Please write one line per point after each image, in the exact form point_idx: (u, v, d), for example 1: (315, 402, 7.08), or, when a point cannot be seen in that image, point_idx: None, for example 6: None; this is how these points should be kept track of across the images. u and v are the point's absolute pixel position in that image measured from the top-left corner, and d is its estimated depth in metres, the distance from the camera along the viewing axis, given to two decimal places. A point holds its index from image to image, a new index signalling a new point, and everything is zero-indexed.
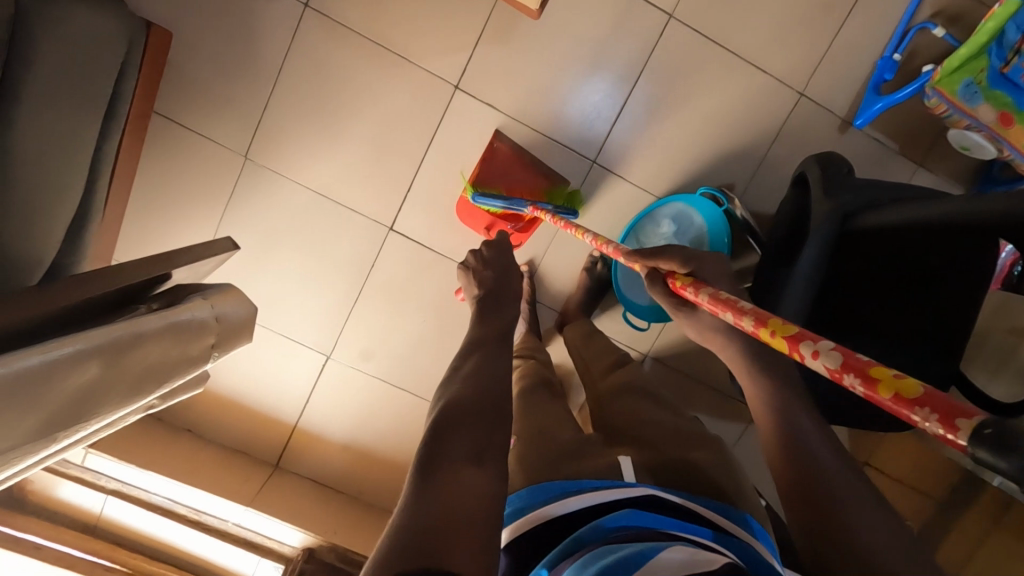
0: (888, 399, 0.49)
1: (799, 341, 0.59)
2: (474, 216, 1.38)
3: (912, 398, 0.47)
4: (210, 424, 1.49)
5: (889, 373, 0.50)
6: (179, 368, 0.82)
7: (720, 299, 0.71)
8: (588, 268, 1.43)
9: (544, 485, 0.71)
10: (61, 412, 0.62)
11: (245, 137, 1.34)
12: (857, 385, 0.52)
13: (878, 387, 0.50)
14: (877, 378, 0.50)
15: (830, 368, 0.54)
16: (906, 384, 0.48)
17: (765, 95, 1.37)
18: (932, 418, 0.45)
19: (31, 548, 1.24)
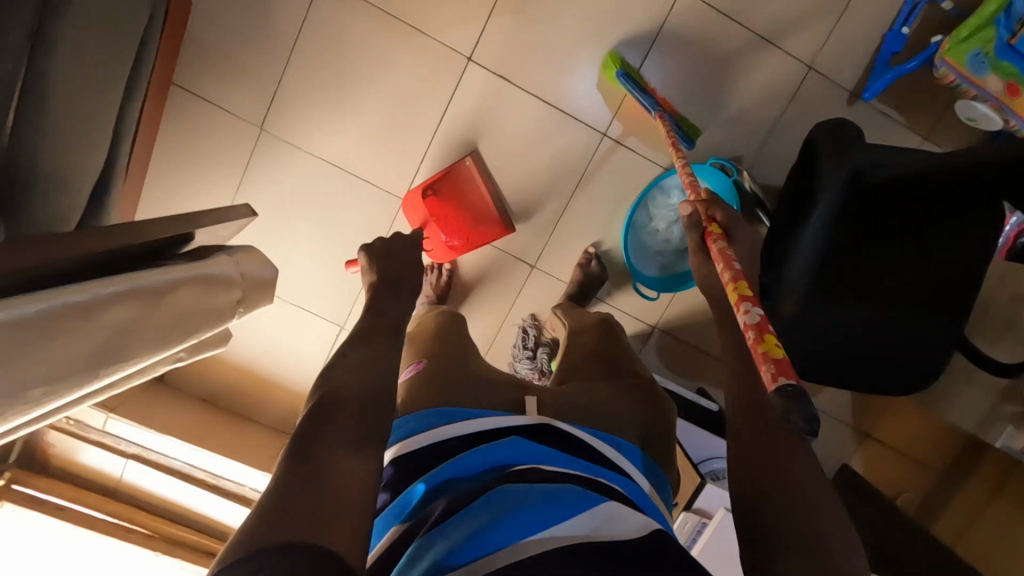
0: (759, 351, 0.63)
1: (742, 300, 0.72)
2: (416, 211, 1.39)
3: (773, 356, 0.62)
4: (228, 394, 1.52)
5: (773, 340, 0.64)
6: (208, 320, 0.85)
7: (721, 252, 0.82)
8: (583, 264, 1.45)
9: (442, 412, 0.77)
10: (102, 349, 0.64)
11: (261, 108, 1.35)
12: (751, 338, 0.66)
13: (761, 342, 0.64)
14: (763, 338, 0.65)
15: (746, 323, 0.68)
16: (776, 348, 0.63)
17: (774, 67, 1.39)
18: (768, 371, 0.61)
19: (55, 509, 1.27)
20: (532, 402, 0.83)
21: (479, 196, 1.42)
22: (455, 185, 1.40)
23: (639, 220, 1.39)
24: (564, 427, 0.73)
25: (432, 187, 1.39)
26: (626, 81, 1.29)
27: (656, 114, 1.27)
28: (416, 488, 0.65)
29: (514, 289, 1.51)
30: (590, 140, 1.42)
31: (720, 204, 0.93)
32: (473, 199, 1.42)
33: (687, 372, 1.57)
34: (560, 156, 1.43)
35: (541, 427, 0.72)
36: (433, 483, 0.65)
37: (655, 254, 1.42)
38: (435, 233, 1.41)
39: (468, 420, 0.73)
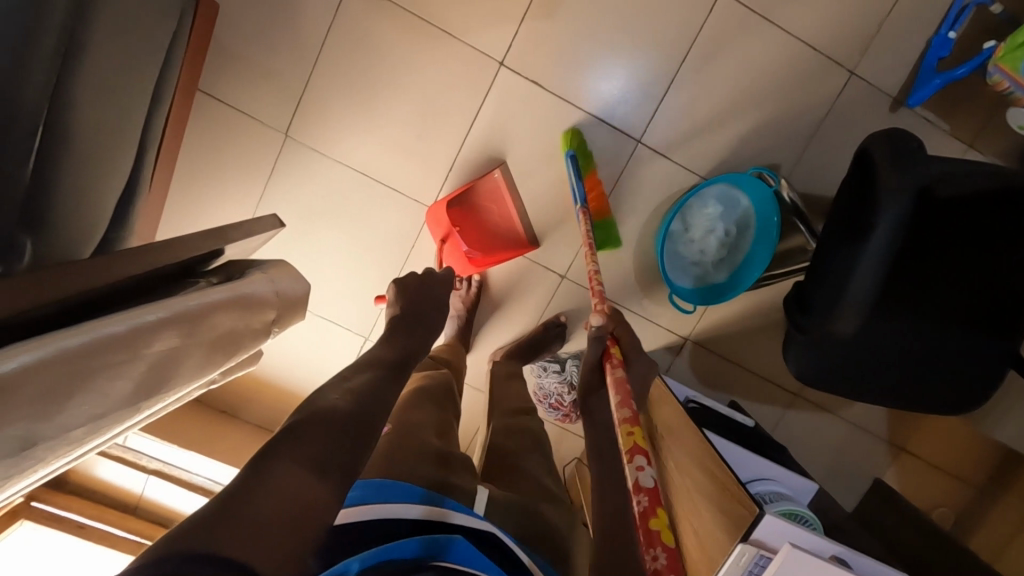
0: (652, 527, 0.70)
1: (636, 453, 0.77)
2: (439, 224, 1.35)
3: (663, 542, 0.68)
4: (249, 407, 1.49)
5: (664, 519, 0.71)
6: (244, 341, 0.81)
7: (621, 383, 0.87)
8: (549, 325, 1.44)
9: (389, 483, 0.75)
10: (144, 381, 0.61)
11: (285, 114, 1.31)
12: (642, 506, 0.72)
13: (653, 517, 0.71)
14: (656, 512, 0.71)
15: (639, 485, 0.74)
16: (666, 532, 0.70)
17: (814, 72, 1.34)
18: (659, 555, 0.67)
19: (75, 527, 1.23)
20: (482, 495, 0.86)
21: (504, 212, 1.40)
22: (479, 200, 1.38)
23: (676, 229, 1.37)
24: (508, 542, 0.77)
25: (457, 199, 1.36)
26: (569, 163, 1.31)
27: (579, 208, 1.26)
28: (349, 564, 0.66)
29: (541, 303, 1.48)
30: (622, 148, 1.38)
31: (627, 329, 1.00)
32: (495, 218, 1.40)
33: (718, 384, 1.53)
34: (591, 164, 1.39)
35: (487, 535, 0.75)
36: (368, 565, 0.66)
37: (689, 265, 1.39)
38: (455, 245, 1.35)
39: (418, 504, 0.74)
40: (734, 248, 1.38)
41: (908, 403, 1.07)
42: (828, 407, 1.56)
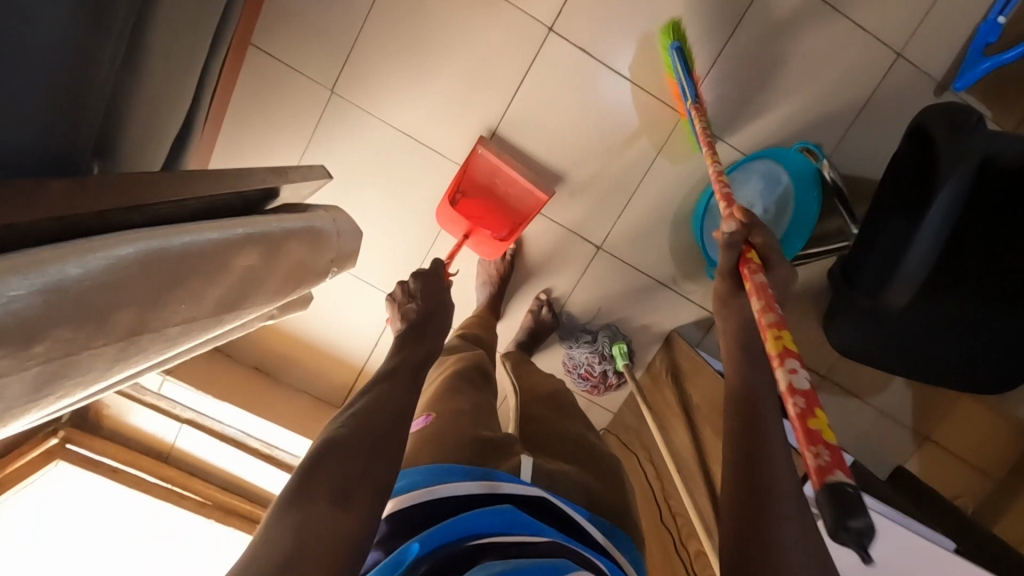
0: (810, 430, 0.60)
1: (783, 355, 0.69)
2: (455, 222, 1.39)
3: (826, 441, 0.58)
4: (279, 364, 1.50)
5: (823, 425, 0.60)
6: (309, 276, 0.82)
7: (760, 286, 0.79)
8: (533, 312, 1.47)
9: (439, 469, 0.77)
10: (230, 294, 0.62)
11: (333, 69, 1.31)
12: (796, 406, 0.63)
13: (809, 420, 0.61)
14: (812, 417, 0.61)
15: (791, 386, 0.65)
16: (828, 431, 0.60)
17: (861, 52, 1.34)
18: (821, 457, 0.56)
19: (109, 471, 1.24)
20: (526, 460, 0.87)
21: (509, 180, 1.38)
22: (480, 180, 1.39)
23: (717, 203, 1.37)
24: (560, 504, 0.78)
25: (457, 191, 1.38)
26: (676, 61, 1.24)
27: (691, 105, 1.24)
28: (410, 546, 0.68)
29: (576, 272, 1.48)
30: (665, 121, 1.38)
31: (762, 228, 0.88)
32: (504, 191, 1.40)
33: None
34: (634, 136, 1.39)
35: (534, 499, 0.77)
36: (428, 545, 0.68)
37: None
38: (480, 232, 1.39)
39: (467, 479, 0.75)
40: (772, 227, 1.37)
41: (950, 369, 1.10)
42: (854, 391, 1.57)
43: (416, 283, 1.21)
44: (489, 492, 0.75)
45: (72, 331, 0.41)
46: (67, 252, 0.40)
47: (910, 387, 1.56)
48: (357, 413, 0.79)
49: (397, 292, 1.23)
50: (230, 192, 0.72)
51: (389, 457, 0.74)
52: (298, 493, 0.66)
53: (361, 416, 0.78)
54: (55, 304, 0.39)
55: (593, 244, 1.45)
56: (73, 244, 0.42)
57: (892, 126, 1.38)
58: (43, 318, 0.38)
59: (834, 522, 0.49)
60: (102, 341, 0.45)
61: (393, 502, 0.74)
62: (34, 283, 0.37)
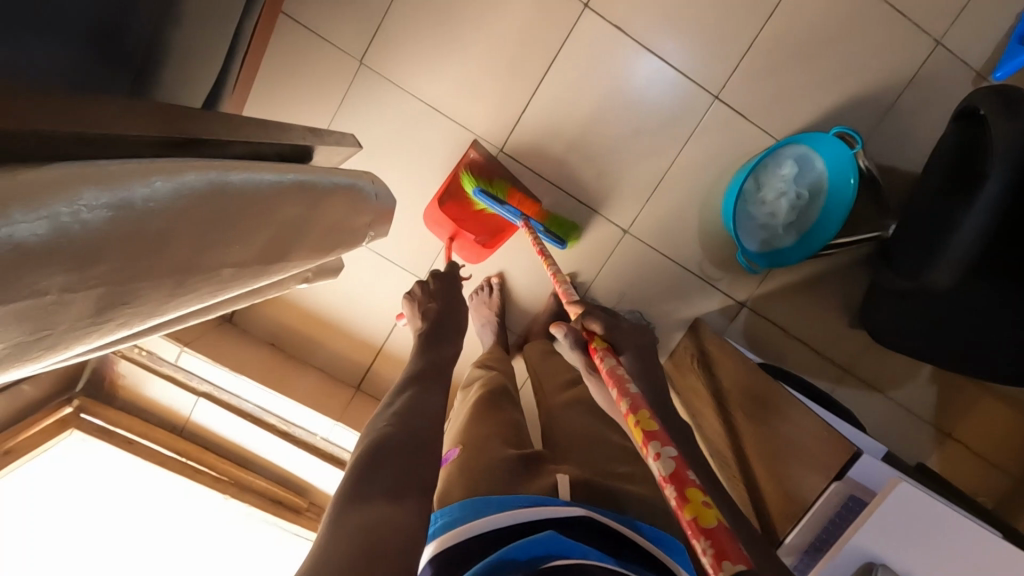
0: (687, 519, 0.55)
1: (649, 439, 0.66)
2: (441, 225, 1.37)
3: (705, 528, 0.54)
4: (297, 341, 1.47)
5: (699, 499, 0.57)
6: (346, 237, 0.79)
7: (615, 375, 0.80)
8: (556, 293, 1.44)
9: (475, 502, 0.76)
10: (275, 243, 0.59)
11: (363, 40, 1.28)
12: (674, 497, 0.59)
13: (686, 506, 0.57)
14: (689, 498, 0.57)
15: (661, 473, 0.62)
16: (706, 515, 0.55)
17: (900, 39, 1.31)
18: (707, 550, 0.52)
19: (124, 442, 1.21)
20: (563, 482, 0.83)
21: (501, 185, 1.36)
22: (473, 183, 1.36)
23: (747, 189, 1.35)
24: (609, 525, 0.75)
25: (447, 191, 1.34)
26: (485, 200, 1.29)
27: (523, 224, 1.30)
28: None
29: (600, 257, 1.45)
30: (698, 103, 1.35)
31: (595, 315, 0.95)
32: None
33: (771, 355, 1.49)
34: (664, 119, 1.36)
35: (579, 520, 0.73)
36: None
37: (758, 227, 1.38)
38: (465, 236, 1.38)
39: (504, 510, 0.74)
40: (804, 213, 1.36)
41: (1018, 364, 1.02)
42: (878, 387, 1.51)
43: (436, 285, 1.25)
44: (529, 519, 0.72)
45: (134, 256, 0.38)
46: (131, 171, 0.38)
47: (934, 383, 1.50)
48: (396, 417, 0.82)
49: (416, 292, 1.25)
50: (272, 143, 0.70)
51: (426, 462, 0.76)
52: (354, 490, 0.68)
53: (396, 422, 0.81)
54: (122, 221, 0.36)
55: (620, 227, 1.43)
56: (136, 164, 0.39)
57: (927, 116, 1.36)
58: (108, 235, 0.35)
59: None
60: (161, 271, 0.42)
61: (435, 543, 0.71)
62: (100, 197, 0.34)
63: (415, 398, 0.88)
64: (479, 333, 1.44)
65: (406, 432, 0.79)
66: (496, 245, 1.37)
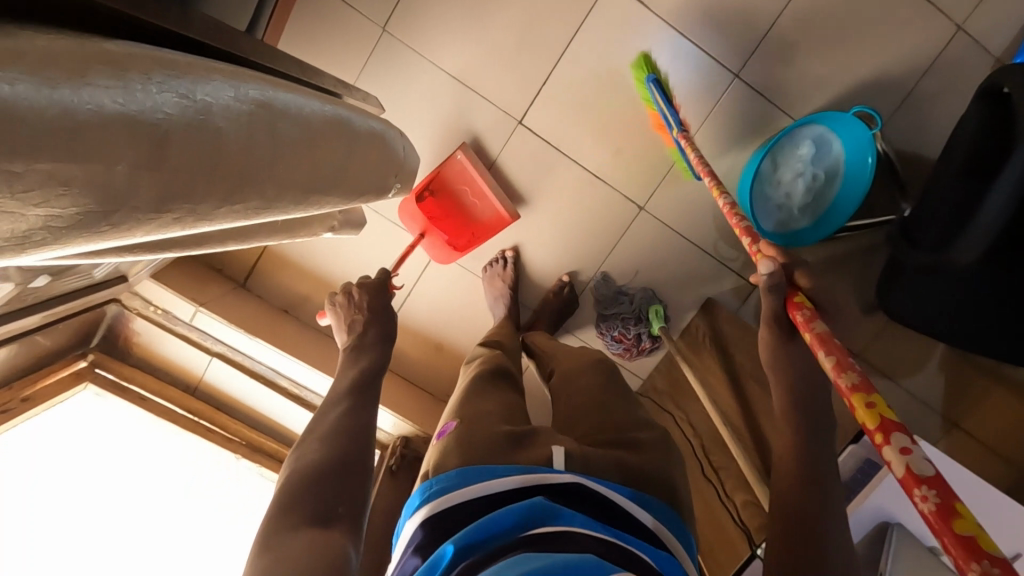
0: (955, 534, 0.49)
1: (887, 432, 0.60)
2: (413, 217, 1.39)
3: (987, 550, 0.47)
4: (309, 307, 1.47)
5: (966, 514, 0.50)
6: (378, 189, 0.80)
7: (825, 341, 0.73)
8: (563, 287, 1.46)
9: (470, 470, 0.72)
10: (316, 176, 0.59)
11: (386, 7, 1.28)
12: (932, 503, 0.52)
13: (954, 520, 0.50)
14: (953, 509, 0.51)
15: (916, 474, 0.55)
16: (986, 536, 0.48)
17: (923, 22, 1.30)
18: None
19: (138, 399, 1.21)
20: (559, 451, 0.77)
21: (478, 191, 1.40)
22: (451, 184, 1.41)
23: (765, 169, 1.35)
24: (603, 492, 0.71)
25: (427, 189, 1.40)
26: (656, 89, 1.26)
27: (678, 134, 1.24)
28: (445, 550, 0.64)
29: (615, 232, 1.45)
30: (718, 82, 1.35)
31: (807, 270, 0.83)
32: (471, 201, 1.42)
33: None
34: (684, 96, 1.37)
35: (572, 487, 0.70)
36: (462, 545, 0.64)
37: (775, 208, 1.38)
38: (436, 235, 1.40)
39: (493, 479, 0.71)
40: (821, 194, 1.36)
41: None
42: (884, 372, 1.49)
43: (359, 295, 1.16)
44: (519, 486, 0.70)
45: (197, 153, 0.39)
46: (187, 70, 0.39)
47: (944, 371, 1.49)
48: (328, 433, 0.83)
49: (342, 298, 1.16)
50: (306, 82, 0.70)
51: (355, 479, 0.78)
52: (286, 515, 0.71)
53: (325, 440, 0.82)
54: (187, 107, 0.37)
55: (637, 206, 1.43)
56: (192, 66, 0.40)
57: (946, 102, 1.35)
58: (174, 125, 0.36)
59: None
60: (218, 177, 0.42)
61: (427, 507, 0.70)
62: (164, 83, 0.36)
63: (352, 414, 0.88)
64: (491, 306, 1.45)
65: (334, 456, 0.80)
66: (465, 251, 1.40)
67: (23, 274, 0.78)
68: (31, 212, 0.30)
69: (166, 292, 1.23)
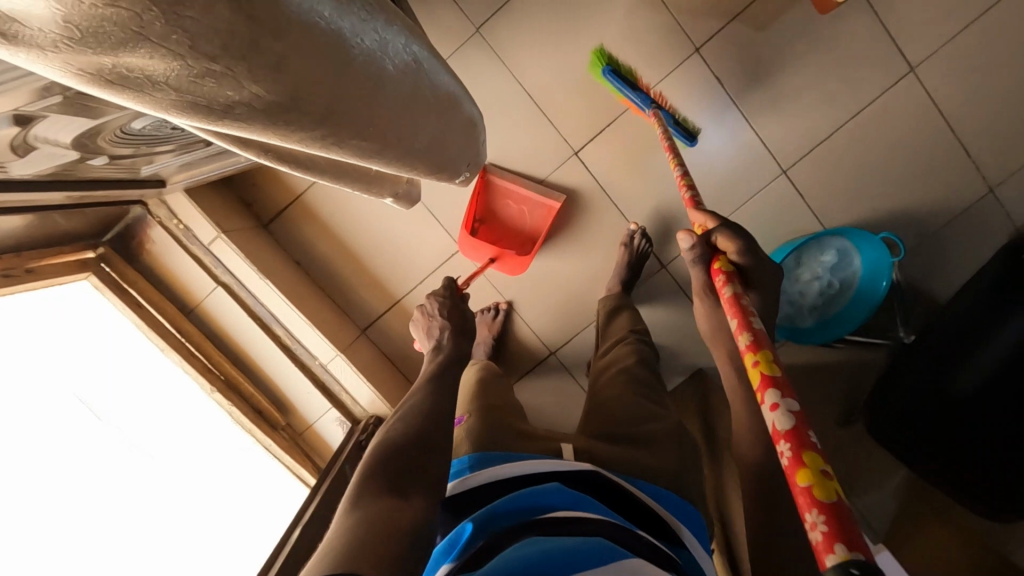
0: (801, 487, 0.51)
1: (765, 387, 0.62)
2: (479, 250, 1.41)
3: (820, 501, 0.49)
4: (323, 265, 1.48)
5: (818, 467, 0.52)
6: (452, 170, 0.81)
7: (733, 300, 0.77)
8: (628, 244, 1.43)
9: (488, 457, 0.81)
10: (425, 139, 0.63)
11: (486, 11, 1.33)
12: (787, 455, 0.54)
13: (800, 471, 0.52)
14: (805, 463, 0.52)
15: (777, 428, 0.57)
16: (824, 487, 0.50)
17: (959, 176, 1.39)
18: (818, 526, 0.48)
19: (134, 304, 1.20)
20: (568, 448, 0.88)
21: (519, 198, 1.47)
22: (495, 210, 1.48)
23: (788, 263, 1.42)
24: (613, 479, 0.78)
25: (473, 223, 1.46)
26: (614, 80, 1.30)
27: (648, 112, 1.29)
28: (465, 526, 0.69)
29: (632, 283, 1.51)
30: (765, 174, 1.43)
31: (729, 233, 0.89)
32: (520, 213, 1.48)
33: None
34: (730, 176, 1.43)
35: (582, 474, 0.77)
36: (480, 522, 0.69)
37: (788, 301, 1.44)
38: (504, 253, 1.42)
39: (508, 463, 0.78)
40: (833, 300, 1.44)
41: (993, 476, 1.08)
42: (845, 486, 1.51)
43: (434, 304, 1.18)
44: (532, 471, 0.76)
45: (359, 84, 0.44)
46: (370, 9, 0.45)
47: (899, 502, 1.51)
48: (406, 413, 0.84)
49: (419, 314, 1.20)
50: None
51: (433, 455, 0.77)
52: (365, 483, 0.71)
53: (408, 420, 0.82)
54: (372, 46, 0.44)
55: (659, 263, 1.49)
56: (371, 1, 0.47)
57: (958, 253, 1.44)
58: (354, 48, 0.42)
59: None
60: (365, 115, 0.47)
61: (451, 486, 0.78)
62: (362, 15, 0.43)
63: None
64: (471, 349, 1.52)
65: (410, 423, 0.82)
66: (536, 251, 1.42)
67: (89, 152, 0.79)
68: (247, 86, 0.36)
69: (194, 211, 1.23)
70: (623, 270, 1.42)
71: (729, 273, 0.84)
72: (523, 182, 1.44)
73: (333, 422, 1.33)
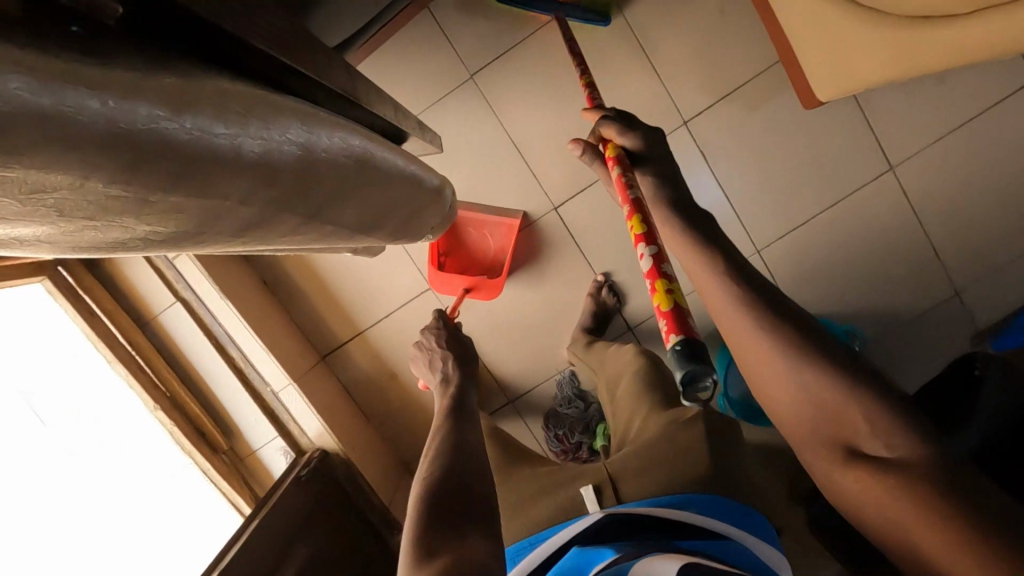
0: (655, 302, 0.68)
1: (637, 240, 0.73)
2: (451, 284, 1.39)
3: (665, 310, 0.66)
4: (290, 287, 1.46)
5: (666, 286, 0.68)
6: (415, 234, 0.80)
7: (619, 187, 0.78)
8: (593, 293, 1.44)
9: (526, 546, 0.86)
10: (369, 217, 0.63)
11: (482, 60, 1.34)
12: (648, 285, 0.70)
13: (656, 292, 0.68)
14: (658, 287, 0.68)
15: (643, 269, 0.72)
16: (668, 299, 0.67)
17: (926, 277, 1.41)
18: (664, 325, 0.66)
19: (86, 312, 1.17)
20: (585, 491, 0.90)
21: (477, 223, 1.44)
22: (458, 242, 1.46)
23: None
24: (627, 511, 0.80)
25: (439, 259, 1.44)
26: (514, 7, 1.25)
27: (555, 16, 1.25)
28: None
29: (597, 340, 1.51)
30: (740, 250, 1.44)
31: (603, 118, 0.82)
32: (483, 241, 1.46)
33: None
34: None
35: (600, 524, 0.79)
36: None
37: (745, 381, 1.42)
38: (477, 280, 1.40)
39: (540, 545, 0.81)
40: None
41: None
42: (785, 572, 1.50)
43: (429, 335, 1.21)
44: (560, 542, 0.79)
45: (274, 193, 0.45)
46: (301, 121, 0.47)
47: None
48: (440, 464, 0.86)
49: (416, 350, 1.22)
50: (375, 118, 0.74)
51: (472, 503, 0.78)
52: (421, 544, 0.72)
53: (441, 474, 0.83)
54: (293, 149, 0.45)
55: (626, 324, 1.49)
56: (303, 108, 0.49)
57: (917, 351, 1.45)
58: (271, 167, 0.43)
59: (676, 371, 0.63)
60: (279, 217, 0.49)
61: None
62: (290, 133, 0.44)
63: None
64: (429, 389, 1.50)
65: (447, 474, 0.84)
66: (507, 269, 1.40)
67: None
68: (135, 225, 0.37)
69: None
70: (585, 317, 1.42)
71: (618, 156, 0.81)
72: (476, 207, 1.41)
73: (277, 450, 1.32)
